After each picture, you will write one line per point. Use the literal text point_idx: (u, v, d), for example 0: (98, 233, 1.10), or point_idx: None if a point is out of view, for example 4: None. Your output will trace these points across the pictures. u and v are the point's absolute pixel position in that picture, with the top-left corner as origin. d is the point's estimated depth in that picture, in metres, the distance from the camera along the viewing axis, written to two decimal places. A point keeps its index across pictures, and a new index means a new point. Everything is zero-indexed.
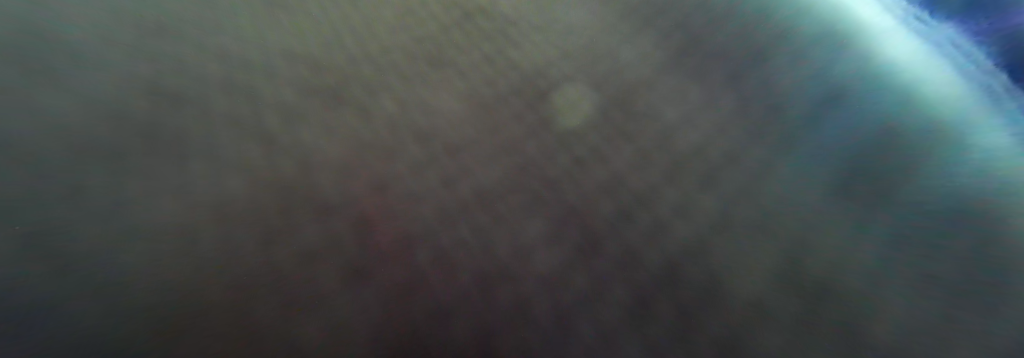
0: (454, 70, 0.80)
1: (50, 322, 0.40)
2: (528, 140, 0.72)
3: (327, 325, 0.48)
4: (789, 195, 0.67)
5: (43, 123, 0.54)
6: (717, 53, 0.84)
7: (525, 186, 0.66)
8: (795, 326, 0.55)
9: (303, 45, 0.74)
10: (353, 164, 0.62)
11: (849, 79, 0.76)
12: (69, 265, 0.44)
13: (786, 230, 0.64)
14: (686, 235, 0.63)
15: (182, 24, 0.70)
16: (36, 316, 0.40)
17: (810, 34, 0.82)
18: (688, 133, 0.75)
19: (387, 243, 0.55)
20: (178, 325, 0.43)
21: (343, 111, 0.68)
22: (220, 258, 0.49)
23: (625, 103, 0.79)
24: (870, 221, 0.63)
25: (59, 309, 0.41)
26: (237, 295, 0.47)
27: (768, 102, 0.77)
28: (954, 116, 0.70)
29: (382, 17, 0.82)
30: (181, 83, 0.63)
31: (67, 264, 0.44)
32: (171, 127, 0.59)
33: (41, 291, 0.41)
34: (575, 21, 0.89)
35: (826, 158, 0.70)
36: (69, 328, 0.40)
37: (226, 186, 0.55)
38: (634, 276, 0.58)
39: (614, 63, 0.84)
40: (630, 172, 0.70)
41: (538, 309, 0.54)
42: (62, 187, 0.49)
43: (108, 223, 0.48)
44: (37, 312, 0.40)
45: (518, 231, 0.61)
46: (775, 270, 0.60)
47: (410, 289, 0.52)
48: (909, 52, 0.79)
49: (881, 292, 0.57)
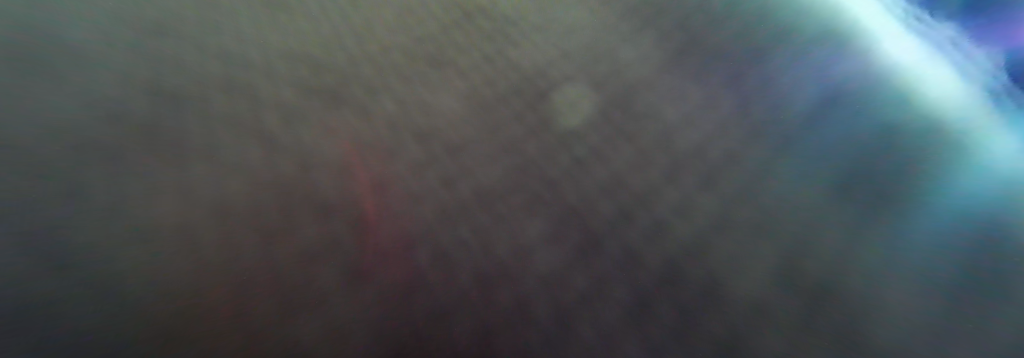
0: (453, 70, 0.74)
1: (46, 312, 0.39)
2: (529, 140, 0.68)
3: (326, 324, 0.45)
4: (789, 197, 0.61)
5: (41, 120, 0.52)
6: (716, 49, 0.78)
7: (525, 186, 0.62)
8: (796, 324, 0.49)
9: (303, 45, 0.71)
10: (354, 164, 0.59)
11: (845, 84, 0.71)
12: (66, 260, 0.42)
13: (786, 232, 0.57)
14: (685, 236, 0.58)
15: (184, 25, 0.67)
16: (32, 307, 0.38)
17: (803, 39, 0.78)
18: (687, 134, 0.69)
19: (390, 243, 0.53)
20: (177, 322, 0.41)
21: (343, 111, 0.64)
22: (222, 256, 0.48)
23: (625, 103, 0.73)
24: (876, 226, 0.57)
25: (55, 302, 0.39)
26: (234, 293, 0.45)
27: (768, 104, 0.71)
28: (951, 127, 0.66)
29: (386, 17, 0.78)
30: (184, 83, 0.62)
31: (63, 259, 0.42)
32: (172, 128, 0.57)
33: (37, 285, 0.40)
34: (575, 19, 0.82)
35: (819, 163, 0.64)
36: (64, 321, 0.39)
37: (228, 185, 0.54)
38: (633, 274, 0.54)
39: (615, 63, 0.77)
40: (629, 171, 0.65)
41: (538, 308, 0.50)
42: (61, 183, 0.48)
43: (109, 225, 0.47)
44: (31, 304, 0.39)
45: (517, 231, 0.57)
46: (776, 269, 0.54)
47: (410, 289, 0.49)
48: (908, 57, 0.74)
49: (893, 292, 0.51)
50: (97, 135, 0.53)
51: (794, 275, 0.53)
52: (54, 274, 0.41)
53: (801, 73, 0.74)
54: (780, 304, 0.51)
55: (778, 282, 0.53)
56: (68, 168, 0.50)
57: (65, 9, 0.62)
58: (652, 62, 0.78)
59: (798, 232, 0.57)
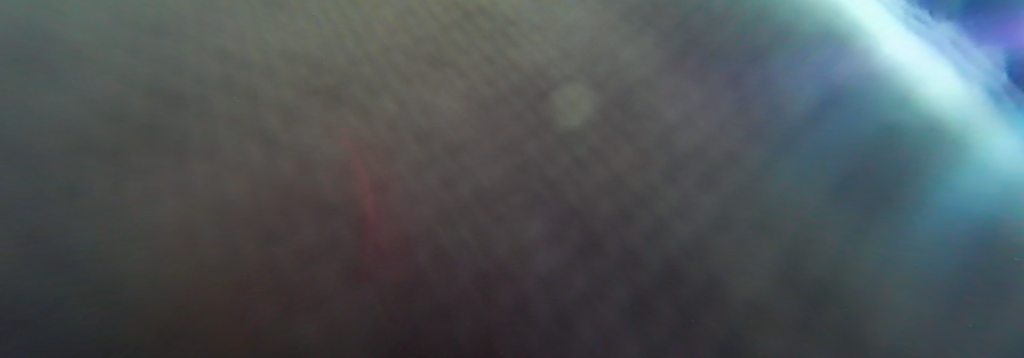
0: (453, 70, 0.73)
1: (59, 311, 0.38)
2: (528, 140, 0.67)
3: (327, 327, 0.43)
4: (788, 197, 0.61)
5: (37, 119, 0.50)
6: (716, 49, 0.79)
7: (527, 187, 0.61)
8: (796, 326, 0.49)
9: (301, 43, 0.69)
10: (354, 164, 0.57)
11: (843, 83, 0.72)
12: (72, 261, 0.41)
13: (786, 230, 0.57)
14: (687, 235, 0.57)
15: (179, 22, 0.65)
16: (46, 310, 0.38)
17: (807, 37, 0.79)
18: (687, 133, 0.69)
19: (390, 242, 0.51)
20: (179, 326, 0.40)
21: (343, 111, 0.63)
22: (222, 257, 0.46)
23: (626, 103, 0.73)
24: (876, 226, 0.57)
25: (63, 304, 0.39)
26: (236, 294, 0.44)
27: (768, 102, 0.71)
28: (949, 128, 0.67)
29: (385, 16, 0.76)
30: (181, 82, 0.59)
31: (69, 260, 0.41)
32: (173, 128, 0.55)
33: (45, 289, 0.39)
34: (574, 19, 0.81)
35: (821, 163, 0.64)
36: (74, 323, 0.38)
37: (225, 185, 0.52)
38: (633, 274, 0.53)
39: (614, 63, 0.77)
40: (630, 171, 0.65)
41: (539, 310, 0.49)
42: (59, 187, 0.46)
43: (111, 226, 0.45)
44: (43, 307, 0.38)
45: (517, 231, 0.56)
46: (778, 268, 0.54)
47: (410, 289, 0.47)
48: (907, 59, 0.75)
49: (890, 292, 0.51)
50: (95, 135, 0.51)
51: (795, 274, 0.53)
52: (59, 276, 0.40)
53: (802, 72, 0.75)
54: (781, 302, 0.51)
55: (779, 281, 0.53)
56: (67, 171, 0.47)
57: (62, 6, 0.59)
58: (653, 62, 0.77)
59: (801, 229, 0.57)
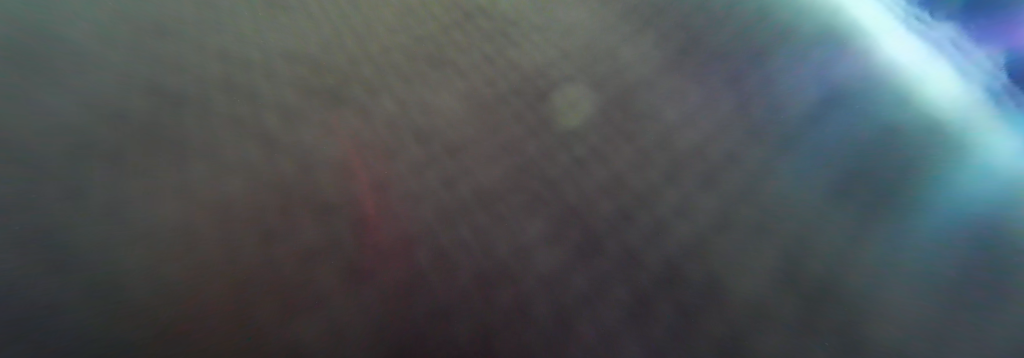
0: (453, 70, 0.73)
1: (51, 310, 0.37)
2: (528, 140, 0.67)
3: (327, 327, 0.43)
4: (788, 197, 0.61)
5: (35, 119, 0.50)
6: (716, 49, 0.79)
7: (527, 187, 0.61)
8: (796, 325, 0.49)
9: (301, 42, 0.69)
10: (354, 164, 0.57)
11: (842, 83, 0.73)
12: (69, 261, 0.41)
13: (786, 231, 0.57)
14: (687, 234, 0.58)
15: (180, 22, 0.65)
16: (38, 308, 0.37)
17: (807, 37, 0.79)
18: (687, 133, 0.69)
19: (390, 243, 0.51)
20: (177, 326, 0.40)
21: (343, 111, 0.63)
22: (220, 258, 0.46)
23: (626, 103, 0.73)
24: (876, 226, 0.57)
25: (58, 303, 0.38)
26: (236, 294, 0.44)
27: (768, 102, 0.72)
28: (948, 129, 0.67)
29: (386, 16, 0.76)
30: (181, 82, 0.59)
31: (66, 260, 0.41)
32: (173, 128, 0.55)
33: (41, 287, 0.39)
34: (574, 19, 0.81)
35: (821, 162, 0.65)
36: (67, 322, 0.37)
37: (225, 185, 0.51)
38: (633, 274, 0.53)
39: (614, 62, 0.77)
40: (630, 171, 0.65)
41: (539, 311, 0.49)
42: (59, 187, 0.46)
43: (110, 226, 0.45)
44: (37, 304, 0.37)
45: (518, 231, 0.56)
46: (777, 268, 0.54)
47: (410, 289, 0.47)
48: (907, 59, 0.76)
49: (890, 293, 0.51)
50: (94, 134, 0.51)
51: (795, 273, 0.54)
52: (57, 275, 0.40)
53: (802, 72, 0.75)
54: (781, 302, 0.51)
55: (778, 282, 0.53)
56: (66, 170, 0.47)
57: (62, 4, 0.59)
58: (653, 62, 0.77)
59: (800, 230, 0.57)
